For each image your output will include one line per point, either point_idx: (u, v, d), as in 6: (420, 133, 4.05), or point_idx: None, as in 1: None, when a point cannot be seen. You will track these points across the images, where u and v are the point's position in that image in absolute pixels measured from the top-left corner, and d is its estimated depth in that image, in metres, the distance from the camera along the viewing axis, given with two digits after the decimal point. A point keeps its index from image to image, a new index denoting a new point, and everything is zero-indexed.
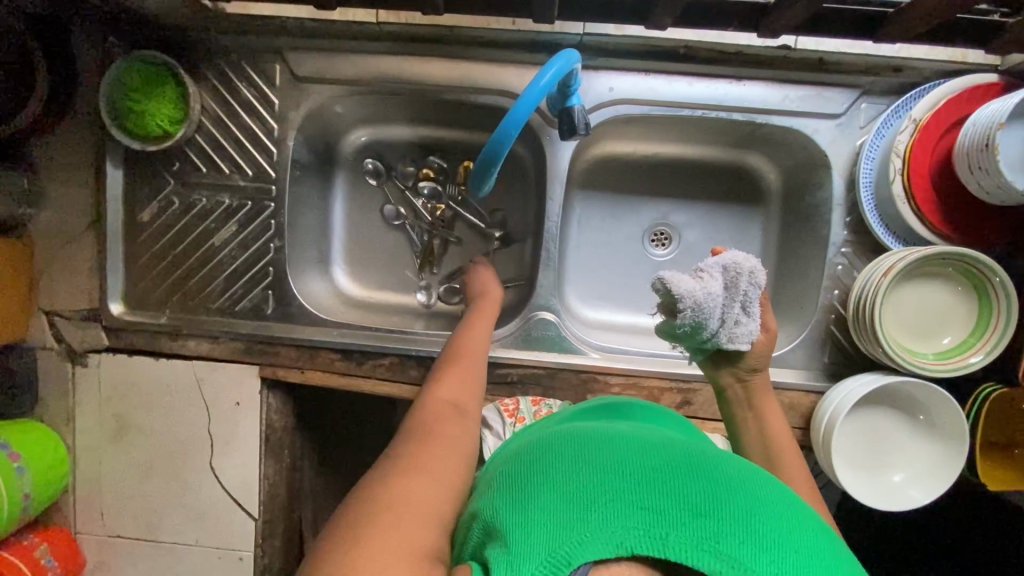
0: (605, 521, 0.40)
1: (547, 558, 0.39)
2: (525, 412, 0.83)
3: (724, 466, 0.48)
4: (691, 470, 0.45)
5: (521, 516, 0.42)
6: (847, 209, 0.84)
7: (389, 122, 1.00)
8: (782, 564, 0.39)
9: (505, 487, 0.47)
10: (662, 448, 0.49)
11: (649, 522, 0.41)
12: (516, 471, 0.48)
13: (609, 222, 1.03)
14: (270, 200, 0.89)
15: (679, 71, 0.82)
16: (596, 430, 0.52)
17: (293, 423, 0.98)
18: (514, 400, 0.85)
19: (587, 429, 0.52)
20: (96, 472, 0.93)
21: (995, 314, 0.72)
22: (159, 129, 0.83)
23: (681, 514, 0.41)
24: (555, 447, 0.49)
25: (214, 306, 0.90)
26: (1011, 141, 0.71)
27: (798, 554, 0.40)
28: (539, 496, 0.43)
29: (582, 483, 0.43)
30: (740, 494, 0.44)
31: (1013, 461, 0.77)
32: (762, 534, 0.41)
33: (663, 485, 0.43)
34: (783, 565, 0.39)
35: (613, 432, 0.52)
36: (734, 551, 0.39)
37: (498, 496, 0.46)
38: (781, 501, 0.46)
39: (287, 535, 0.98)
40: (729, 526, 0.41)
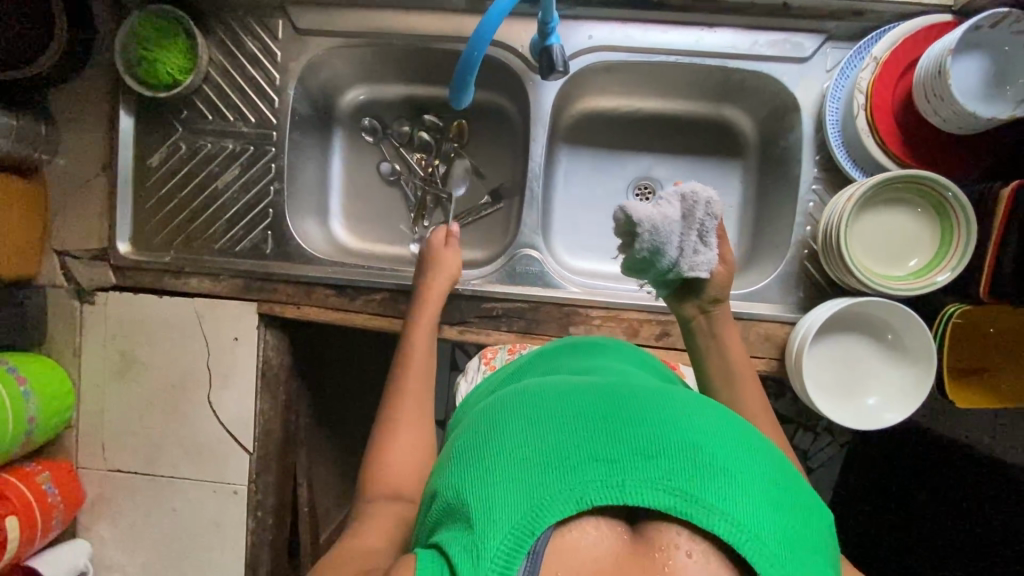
0: (562, 482, 0.43)
1: (511, 529, 0.41)
2: (499, 359, 0.85)
3: (672, 400, 0.50)
4: (641, 415, 0.47)
5: (482, 490, 0.44)
6: (817, 148, 0.88)
7: (385, 81, 1.05)
8: (729, 487, 0.43)
9: (464, 458, 0.48)
10: (613, 395, 0.51)
11: (604, 472, 0.43)
12: (473, 440, 0.49)
13: (594, 176, 1.07)
14: (271, 145, 0.94)
15: (653, 19, 0.87)
16: (546, 388, 0.53)
17: (289, 365, 1.02)
18: (493, 350, 0.88)
19: (539, 388, 0.53)
20: (100, 406, 0.97)
21: (955, 230, 0.75)
22: (170, 77, 0.90)
23: (634, 460, 0.44)
24: (509, 411, 0.51)
25: (216, 246, 0.95)
26: (964, 71, 0.75)
27: (743, 474, 0.44)
28: (497, 466, 0.45)
29: (537, 448, 0.45)
30: (689, 426, 0.46)
31: (982, 384, 0.80)
32: (710, 462, 0.44)
33: (615, 433, 0.45)
34: (730, 487, 0.43)
35: (562, 386, 0.53)
36: (685, 485, 0.42)
37: (459, 468, 0.47)
38: (727, 424, 0.49)
39: (280, 473, 1.01)
40: (679, 463, 0.43)
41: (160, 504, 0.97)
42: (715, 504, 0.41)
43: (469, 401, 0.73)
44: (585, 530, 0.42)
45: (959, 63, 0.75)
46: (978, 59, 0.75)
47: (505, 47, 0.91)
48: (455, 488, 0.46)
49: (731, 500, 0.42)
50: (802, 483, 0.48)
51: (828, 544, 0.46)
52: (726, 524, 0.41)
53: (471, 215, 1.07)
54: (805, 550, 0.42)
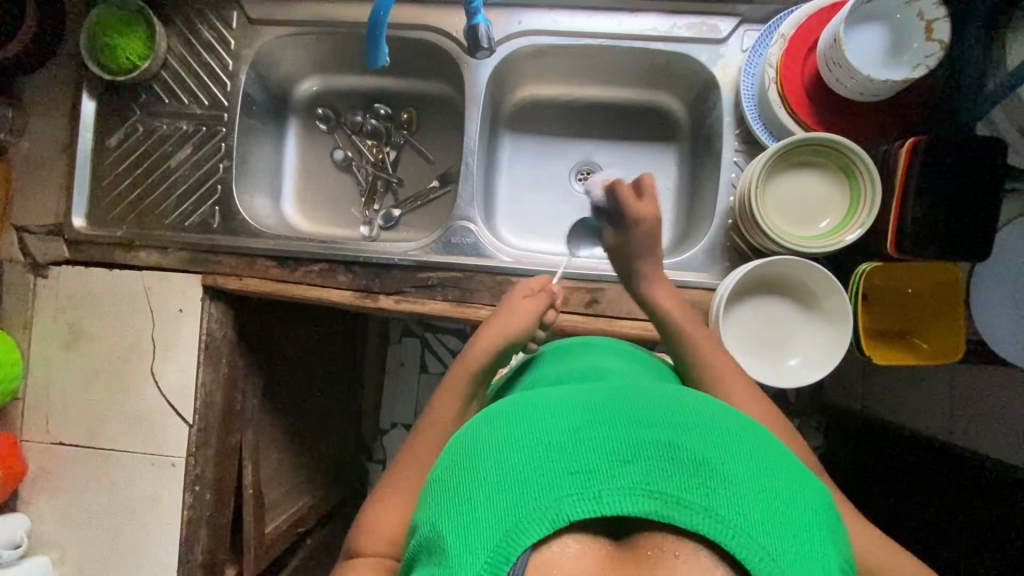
0: (538, 500, 0.41)
1: (492, 556, 0.40)
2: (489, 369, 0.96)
3: (648, 398, 0.49)
4: (615, 418, 0.46)
5: (460, 520, 0.42)
6: (737, 122, 0.92)
7: (337, 73, 1.11)
8: (710, 484, 0.42)
9: (439, 486, 0.46)
10: (585, 399, 0.49)
11: (581, 483, 0.42)
12: (445, 467, 0.47)
13: (537, 160, 1.10)
14: (221, 125, 1.00)
15: (577, 6, 0.94)
16: (516, 399, 0.51)
17: (235, 341, 1.03)
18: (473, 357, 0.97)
19: (512, 400, 0.51)
20: (46, 379, 0.99)
21: (861, 179, 0.78)
22: (129, 62, 0.96)
23: (610, 467, 0.42)
24: (482, 428, 0.49)
25: (167, 222, 0.99)
26: (860, 44, 0.80)
27: (722, 466, 0.43)
28: (473, 492, 0.43)
29: (511, 468, 0.43)
30: (662, 423, 0.45)
31: (907, 346, 0.82)
32: (687, 459, 0.43)
33: (589, 440, 0.44)
34: (711, 484, 0.42)
35: (532, 395, 0.51)
36: (664, 487, 0.41)
37: (434, 498, 0.45)
38: (707, 414, 0.47)
39: (221, 449, 1.01)
40: (657, 466, 0.42)
41: (99, 478, 0.98)
42: (697, 503, 0.41)
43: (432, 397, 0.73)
44: (565, 546, 0.41)
45: (854, 36, 0.79)
46: (873, 31, 0.80)
47: (441, 32, 0.97)
48: (431, 521, 0.44)
49: (714, 496, 0.41)
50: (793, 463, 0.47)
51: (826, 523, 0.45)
52: (710, 522, 0.40)
53: (418, 199, 1.10)
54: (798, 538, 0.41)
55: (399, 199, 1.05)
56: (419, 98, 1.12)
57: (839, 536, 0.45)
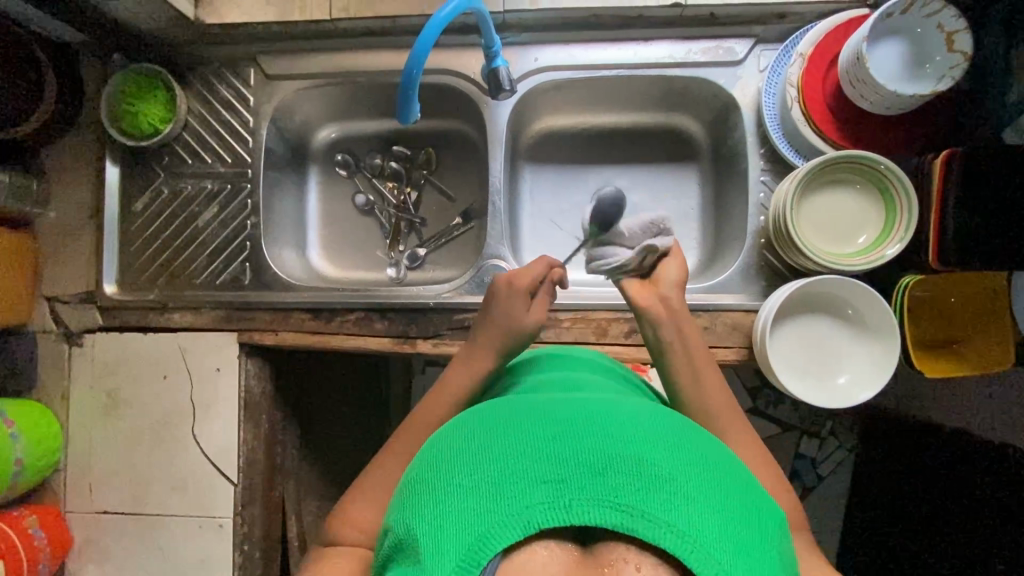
0: (508, 508, 0.41)
1: (458, 561, 0.40)
2: None
3: (628, 412, 0.48)
4: (591, 427, 0.45)
5: (431, 520, 0.42)
6: (760, 141, 0.92)
7: (354, 118, 1.12)
8: (679, 499, 0.40)
9: (415, 489, 0.46)
10: (565, 409, 0.48)
11: (551, 494, 0.41)
12: (420, 471, 0.47)
13: (559, 189, 1.10)
14: (247, 182, 1.00)
15: (592, 39, 0.94)
16: (499, 407, 0.51)
17: (272, 394, 1.03)
18: None
19: (492, 406, 0.51)
20: (87, 448, 0.98)
21: (896, 196, 0.78)
22: (152, 127, 0.97)
23: (581, 477, 0.41)
24: (462, 431, 0.48)
25: (198, 281, 1.00)
26: (882, 59, 0.80)
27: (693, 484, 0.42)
28: (447, 493, 0.43)
29: (485, 472, 0.43)
30: (639, 435, 0.44)
31: (956, 355, 0.81)
32: (659, 473, 0.42)
33: (563, 449, 0.43)
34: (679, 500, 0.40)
35: (514, 403, 0.51)
36: (632, 499, 0.40)
37: (408, 498, 0.45)
38: (686, 434, 0.46)
39: (266, 506, 1.00)
40: (627, 477, 0.41)
41: (144, 544, 0.97)
42: (662, 517, 0.39)
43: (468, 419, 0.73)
44: (532, 554, 0.40)
45: (875, 52, 0.80)
46: (894, 45, 0.80)
47: (456, 74, 0.98)
48: (404, 521, 0.44)
49: (680, 511, 0.40)
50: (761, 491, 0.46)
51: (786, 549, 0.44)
52: (673, 537, 0.39)
53: (443, 237, 1.10)
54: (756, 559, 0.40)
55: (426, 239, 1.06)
56: (437, 137, 1.13)
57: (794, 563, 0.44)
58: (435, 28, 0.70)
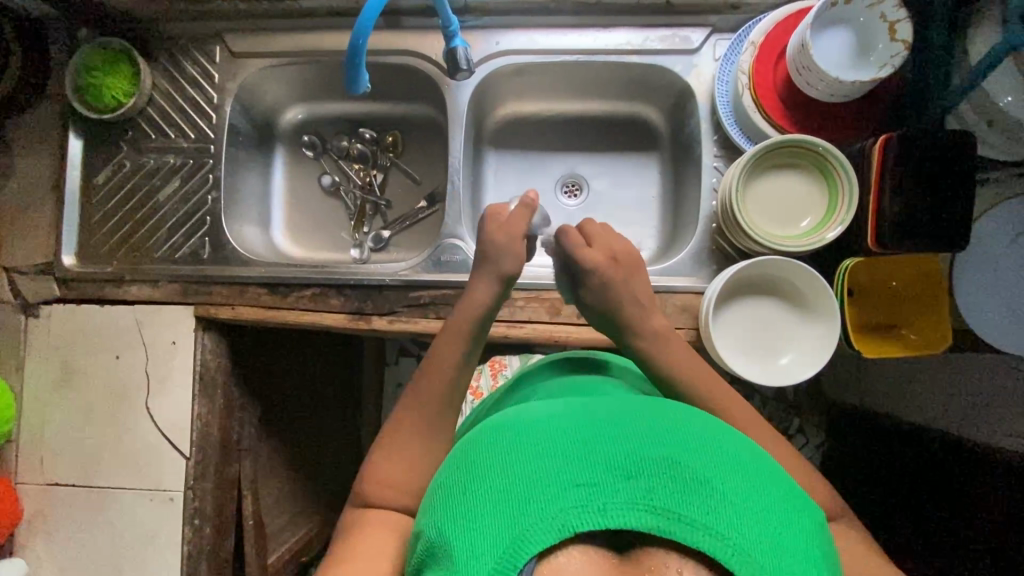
0: (543, 511, 0.43)
1: (497, 564, 0.42)
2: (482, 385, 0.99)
3: (655, 416, 0.51)
4: (616, 432, 0.48)
5: (467, 525, 0.44)
6: (714, 128, 0.94)
7: (322, 100, 1.13)
8: (712, 502, 0.43)
9: (447, 496, 0.48)
10: (588, 414, 0.51)
11: (585, 496, 0.43)
12: (451, 479, 0.49)
13: (522, 175, 1.11)
14: (208, 157, 1.01)
15: (552, 24, 0.96)
16: (521, 412, 0.53)
17: (229, 370, 1.03)
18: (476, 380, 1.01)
19: (516, 413, 0.53)
20: (40, 419, 0.98)
21: (838, 178, 0.80)
22: (115, 100, 0.98)
23: (613, 481, 0.44)
24: (489, 437, 0.51)
25: (157, 255, 1.00)
26: (825, 49, 0.82)
27: (724, 485, 0.44)
28: (480, 498, 0.45)
29: (517, 477, 0.45)
30: (666, 440, 0.47)
31: (895, 338, 0.83)
32: (690, 476, 0.44)
33: (593, 454, 0.46)
34: (712, 503, 0.43)
35: (536, 409, 0.53)
36: (666, 502, 0.43)
37: (442, 504, 0.47)
38: (710, 435, 0.49)
39: (219, 482, 1.00)
40: (660, 481, 0.44)
41: (97, 518, 0.96)
42: (697, 520, 0.42)
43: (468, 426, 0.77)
44: (570, 557, 0.42)
45: (819, 42, 0.82)
46: (838, 35, 0.82)
47: (420, 57, 0.99)
48: (439, 526, 0.46)
49: (716, 514, 0.42)
50: (793, 488, 0.48)
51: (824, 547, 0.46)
52: (711, 539, 0.41)
53: (407, 220, 1.10)
54: (795, 556, 0.42)
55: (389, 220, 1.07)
56: (403, 120, 1.14)
57: (832, 559, 0.46)
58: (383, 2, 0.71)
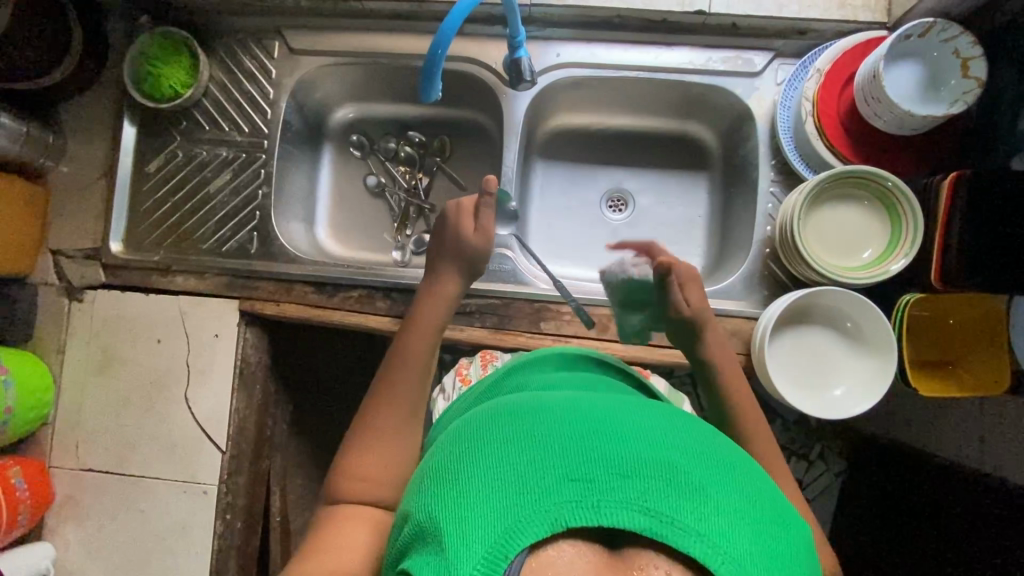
0: (536, 503, 0.41)
1: (483, 555, 0.39)
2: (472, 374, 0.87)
3: (656, 419, 0.49)
4: (617, 430, 0.46)
5: (457, 513, 0.42)
6: (772, 153, 0.93)
7: (373, 101, 1.13)
8: (707, 509, 0.41)
9: (438, 480, 0.46)
10: (589, 410, 0.49)
11: (580, 491, 0.41)
12: (443, 464, 0.47)
13: (569, 187, 1.11)
14: (261, 153, 1.01)
15: (615, 40, 0.96)
16: (522, 404, 0.51)
17: (267, 365, 1.03)
18: (467, 366, 0.90)
19: (515, 405, 0.51)
20: (78, 404, 0.98)
21: (902, 213, 0.80)
22: (173, 90, 0.98)
23: (609, 478, 0.42)
24: (486, 426, 0.49)
25: (204, 247, 1.00)
26: (895, 81, 0.82)
27: (720, 494, 0.42)
28: (474, 487, 0.43)
29: (511, 468, 0.43)
30: (666, 442, 0.45)
31: (950, 374, 0.82)
32: (688, 482, 0.42)
33: (591, 450, 0.44)
34: (708, 509, 0.41)
35: (536, 402, 0.51)
36: (661, 504, 0.40)
37: (432, 490, 0.45)
38: (709, 444, 0.47)
39: (251, 477, 1.00)
40: (656, 482, 0.42)
41: (128, 506, 0.96)
42: (691, 525, 0.40)
43: (445, 415, 0.76)
44: (560, 551, 0.39)
45: (889, 74, 0.82)
46: (909, 69, 0.82)
47: (479, 64, 0.99)
48: (429, 512, 0.44)
49: (709, 521, 0.40)
50: (783, 507, 0.46)
51: (809, 568, 0.44)
52: (702, 546, 0.39)
53: None
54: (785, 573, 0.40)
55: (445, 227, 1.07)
56: (453, 126, 1.14)
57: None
58: (464, 10, 0.71)
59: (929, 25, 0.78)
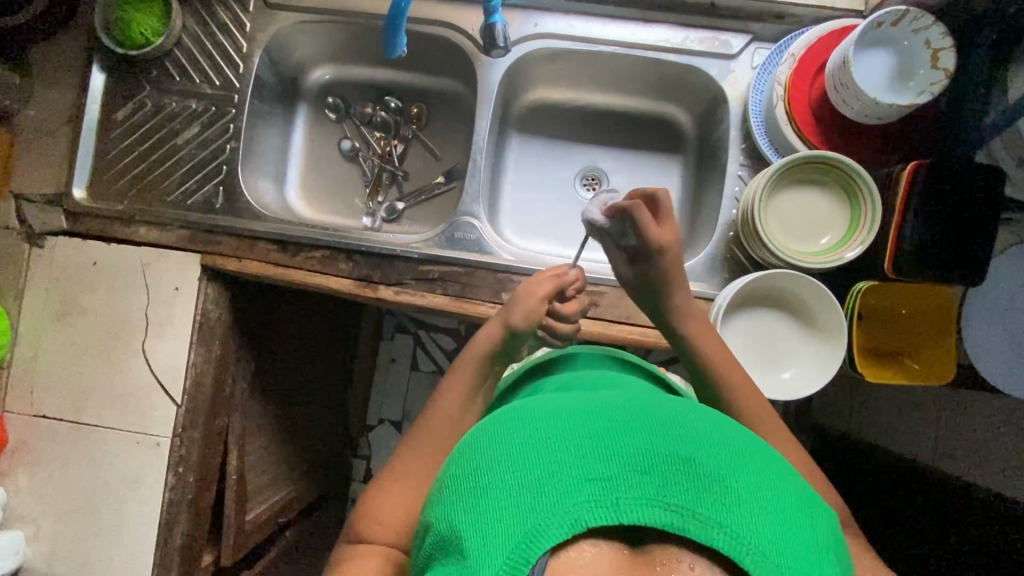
0: (556, 504, 0.41)
1: (508, 558, 0.40)
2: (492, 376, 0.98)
3: (669, 412, 0.49)
4: (630, 426, 0.46)
5: (477, 519, 0.42)
6: (743, 137, 0.93)
7: (350, 63, 1.12)
8: (727, 502, 0.41)
9: (454, 487, 0.46)
10: (600, 407, 0.49)
11: (598, 491, 0.41)
12: (459, 468, 0.47)
13: (543, 163, 1.10)
14: (231, 107, 1.00)
15: (594, 13, 0.95)
16: (532, 403, 0.51)
17: (229, 321, 1.02)
18: None
19: (525, 404, 0.51)
20: (34, 350, 0.97)
21: (862, 198, 0.80)
22: (143, 38, 0.96)
23: (626, 476, 0.42)
24: (497, 427, 0.49)
25: (169, 199, 0.99)
26: (865, 69, 0.82)
27: (738, 484, 0.42)
28: (491, 492, 0.43)
29: (527, 470, 0.43)
30: (679, 434, 0.45)
31: (897, 363, 0.83)
32: (704, 474, 0.42)
33: (605, 449, 0.44)
34: (728, 502, 0.41)
35: (547, 401, 0.51)
36: (680, 500, 0.41)
37: (449, 498, 0.46)
38: (722, 432, 0.47)
39: (207, 432, 1.00)
40: (673, 476, 0.42)
41: (81, 455, 0.96)
42: (712, 517, 0.40)
43: None
44: (581, 551, 0.40)
45: (859, 62, 0.82)
46: (879, 58, 0.82)
47: (456, 29, 0.98)
48: (449, 519, 0.44)
49: (731, 514, 0.40)
50: (804, 490, 0.46)
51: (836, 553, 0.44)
52: (726, 538, 0.39)
53: (423, 194, 1.09)
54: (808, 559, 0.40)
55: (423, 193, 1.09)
56: (429, 94, 1.13)
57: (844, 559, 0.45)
58: None
59: (903, 13, 0.78)
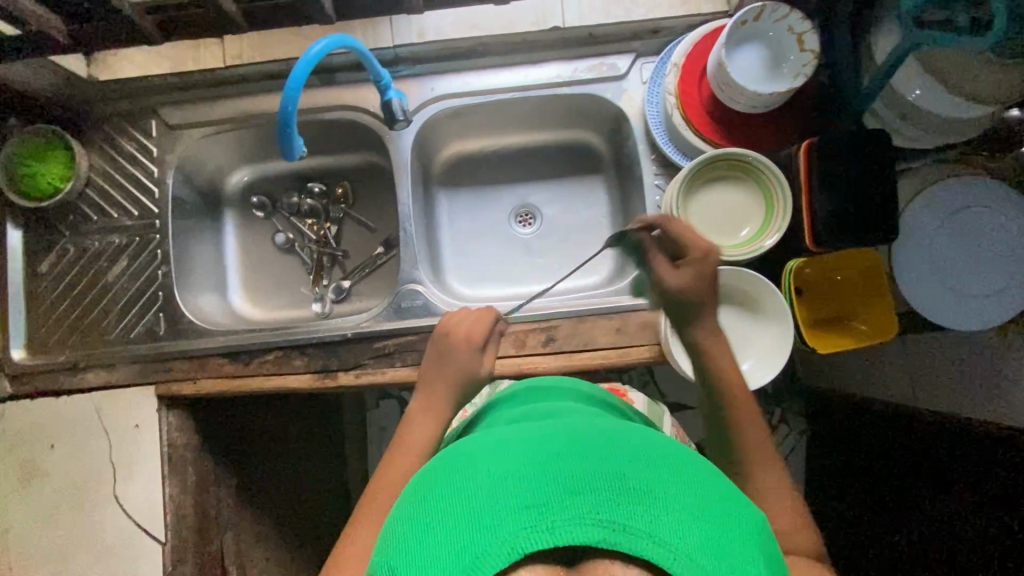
0: (492, 533, 0.39)
1: None
2: None
3: (606, 433, 0.48)
4: (568, 447, 0.45)
5: (411, 561, 0.40)
6: (650, 148, 0.97)
7: (266, 160, 1.13)
8: (660, 510, 0.40)
9: (393, 528, 0.44)
10: (541, 434, 0.48)
11: (534, 514, 0.40)
12: (399, 511, 0.45)
13: (475, 210, 1.13)
14: (155, 232, 1.00)
15: (484, 66, 0.99)
16: (476, 440, 0.50)
17: (196, 443, 1.00)
18: None
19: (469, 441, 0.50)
20: (4, 523, 0.94)
21: (771, 186, 0.84)
22: (51, 186, 0.96)
23: (561, 494, 0.40)
24: (439, 466, 0.47)
25: (111, 337, 0.98)
26: (742, 66, 0.87)
27: (670, 491, 0.41)
28: (428, 530, 0.41)
29: (465, 503, 0.42)
30: (614, 450, 0.44)
31: (845, 329, 0.86)
32: (638, 485, 0.41)
33: (541, 471, 0.42)
34: (660, 511, 0.40)
35: (491, 436, 0.50)
36: (612, 514, 0.39)
37: (387, 541, 0.43)
38: (660, 446, 0.46)
39: (199, 561, 0.97)
40: (605, 493, 0.41)
41: None
42: (643, 529, 0.39)
43: None
44: None
45: (734, 60, 0.86)
46: (751, 53, 0.87)
47: (359, 110, 1.01)
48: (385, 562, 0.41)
49: (662, 523, 0.39)
50: (740, 496, 0.46)
51: (771, 553, 0.44)
52: (656, 547, 0.38)
53: (367, 267, 1.10)
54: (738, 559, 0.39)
55: (365, 266, 1.10)
56: (351, 171, 1.15)
57: (776, 554, 0.44)
58: (304, 68, 0.72)
59: (760, 9, 0.83)
